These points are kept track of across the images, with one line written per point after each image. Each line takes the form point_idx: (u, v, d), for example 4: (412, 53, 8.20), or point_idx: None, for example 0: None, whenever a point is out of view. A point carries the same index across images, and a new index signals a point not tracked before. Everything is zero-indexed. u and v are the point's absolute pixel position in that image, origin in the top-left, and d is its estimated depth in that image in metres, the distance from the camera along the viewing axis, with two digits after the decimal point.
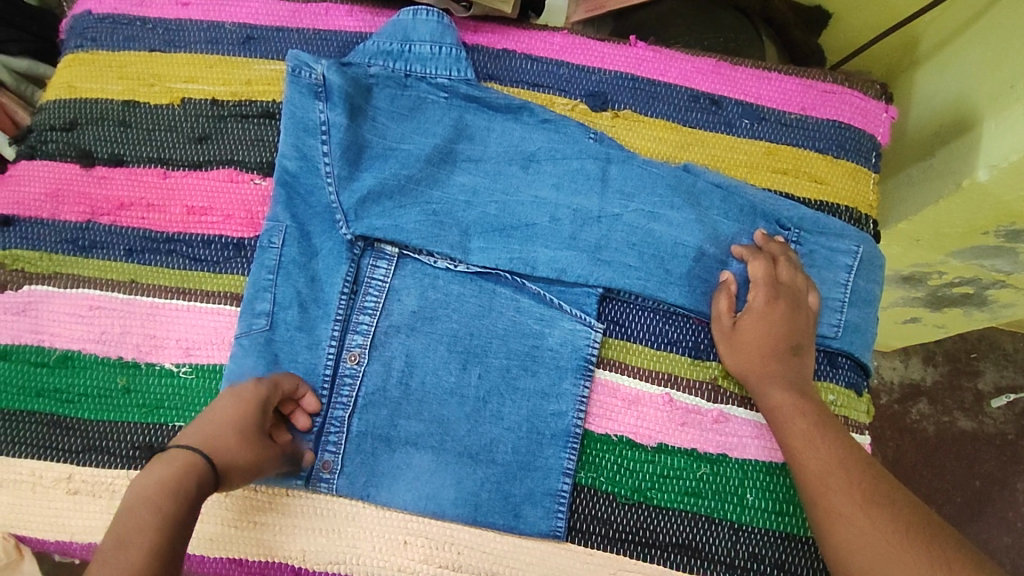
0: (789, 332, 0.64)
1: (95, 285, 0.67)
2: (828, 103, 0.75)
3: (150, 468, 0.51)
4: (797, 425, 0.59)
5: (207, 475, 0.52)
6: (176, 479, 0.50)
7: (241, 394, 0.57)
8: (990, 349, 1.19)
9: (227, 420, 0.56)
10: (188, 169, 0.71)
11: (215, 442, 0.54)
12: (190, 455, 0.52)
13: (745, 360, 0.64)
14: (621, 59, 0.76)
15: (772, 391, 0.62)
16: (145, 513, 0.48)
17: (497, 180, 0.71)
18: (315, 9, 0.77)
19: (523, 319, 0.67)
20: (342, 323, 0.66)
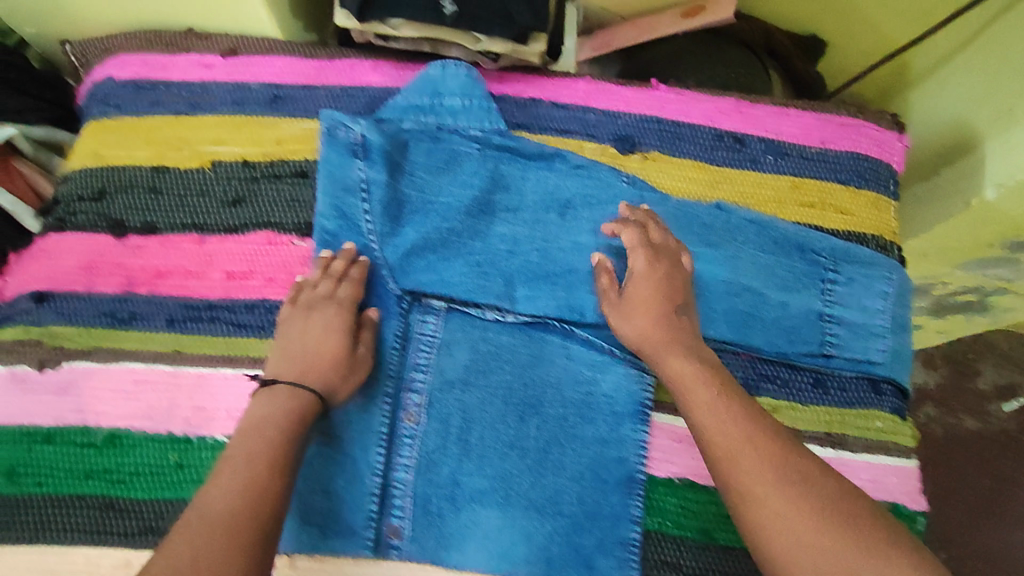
0: (671, 295, 0.64)
1: (138, 358, 0.66)
2: (845, 135, 0.78)
3: (260, 399, 0.58)
4: (711, 405, 0.55)
5: (305, 398, 0.59)
6: (283, 408, 0.57)
7: (326, 315, 0.64)
8: (987, 350, 1.20)
9: (317, 346, 0.62)
10: (225, 233, 0.70)
11: (309, 370, 0.61)
12: (292, 385, 0.60)
13: (641, 329, 0.63)
14: (645, 102, 0.78)
15: (672, 359, 0.60)
16: (263, 434, 0.55)
17: (537, 228, 0.71)
18: (340, 65, 0.77)
19: (576, 366, 0.68)
20: (394, 382, 0.66)
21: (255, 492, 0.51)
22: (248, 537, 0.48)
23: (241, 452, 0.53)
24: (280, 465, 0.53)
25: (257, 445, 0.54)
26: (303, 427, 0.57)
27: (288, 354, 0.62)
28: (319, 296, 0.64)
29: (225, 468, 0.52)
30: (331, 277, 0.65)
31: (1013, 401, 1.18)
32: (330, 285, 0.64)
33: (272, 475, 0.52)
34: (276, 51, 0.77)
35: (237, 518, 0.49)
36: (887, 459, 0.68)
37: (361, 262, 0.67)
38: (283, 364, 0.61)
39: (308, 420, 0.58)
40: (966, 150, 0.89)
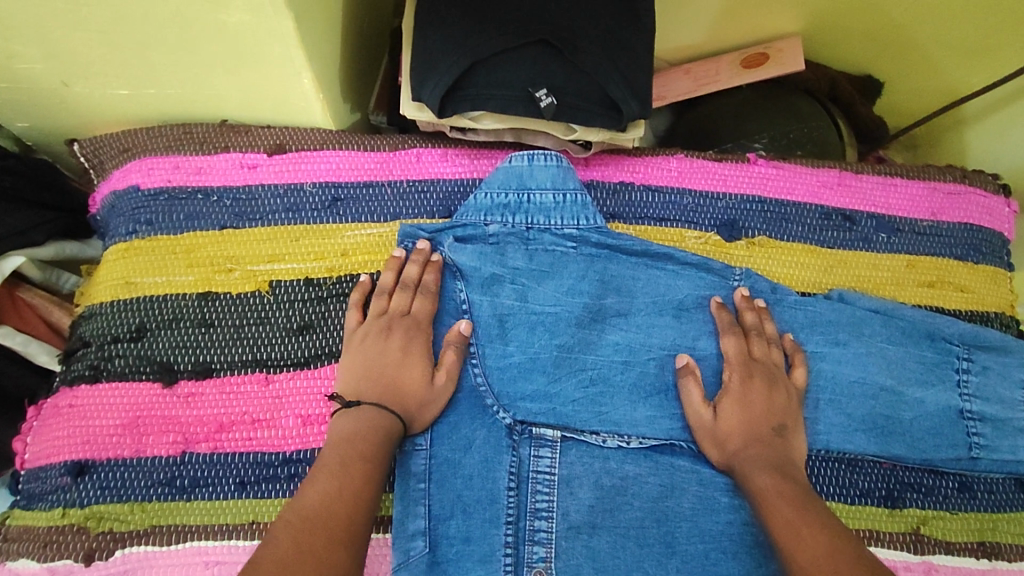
0: (770, 415, 0.59)
1: (208, 533, 0.55)
2: (956, 205, 0.72)
3: (345, 415, 0.55)
4: (784, 510, 0.50)
5: (389, 420, 0.55)
6: (370, 424, 0.54)
7: (407, 334, 0.60)
8: None
9: (397, 366, 0.58)
10: (294, 369, 0.60)
11: (390, 391, 0.57)
12: (376, 405, 0.56)
13: (731, 449, 0.58)
14: (744, 180, 0.71)
15: (755, 477, 0.55)
16: (354, 446, 0.52)
17: (652, 334, 0.64)
18: (405, 157, 0.68)
19: (710, 493, 0.60)
20: (513, 528, 0.58)
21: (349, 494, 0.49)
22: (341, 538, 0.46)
23: (334, 458, 0.51)
24: (370, 475, 0.51)
25: (350, 455, 0.52)
26: (390, 440, 0.55)
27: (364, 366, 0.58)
28: (394, 312, 0.60)
29: (319, 471, 0.50)
30: (405, 288, 0.61)
31: None
32: (406, 299, 0.61)
33: (366, 479, 0.51)
34: (330, 144, 0.67)
35: (334, 517, 0.47)
36: None
37: (433, 263, 0.63)
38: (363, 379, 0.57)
39: (393, 436, 0.55)
40: None
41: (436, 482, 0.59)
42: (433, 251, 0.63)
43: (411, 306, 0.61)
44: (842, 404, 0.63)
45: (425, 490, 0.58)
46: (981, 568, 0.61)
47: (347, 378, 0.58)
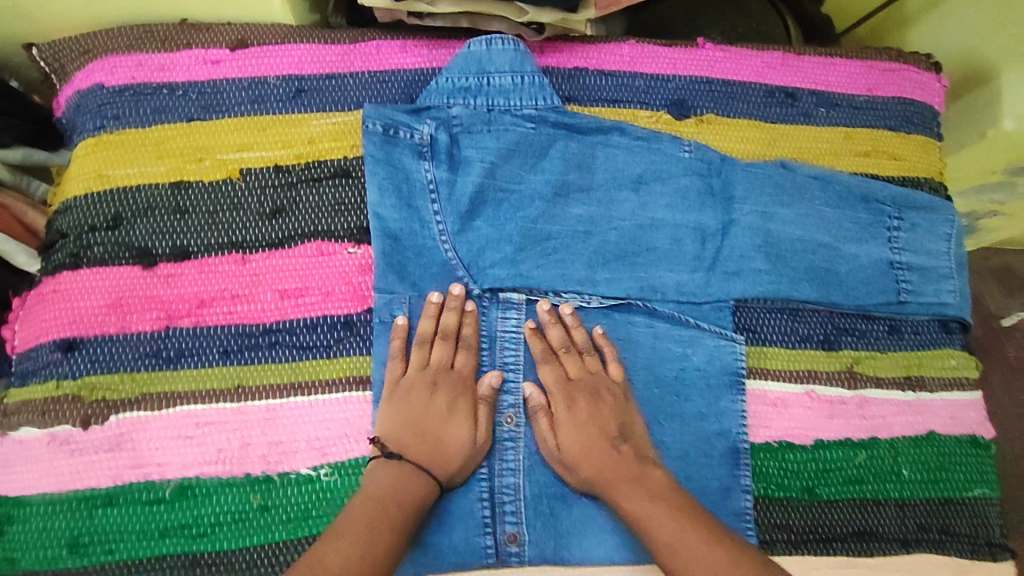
0: (593, 403, 0.61)
1: (197, 398, 0.59)
2: (891, 80, 0.77)
3: (385, 473, 0.56)
4: (642, 501, 0.56)
5: (427, 484, 0.56)
6: (409, 484, 0.56)
7: (452, 393, 0.61)
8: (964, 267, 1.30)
9: (441, 424, 0.59)
10: (269, 249, 0.64)
11: (432, 452, 0.58)
12: (418, 466, 0.57)
13: (567, 457, 0.59)
14: (692, 63, 0.74)
15: (625, 493, 0.57)
16: (387, 514, 0.53)
17: (611, 208, 0.68)
18: (364, 49, 0.70)
19: (665, 344, 0.66)
20: (488, 507, 0.59)
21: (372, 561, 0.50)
22: None
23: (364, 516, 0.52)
24: (394, 552, 0.51)
25: (386, 514, 0.53)
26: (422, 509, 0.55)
27: (406, 417, 0.59)
28: (438, 365, 0.61)
29: (345, 531, 0.51)
30: (445, 339, 0.62)
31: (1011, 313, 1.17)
32: (448, 352, 0.61)
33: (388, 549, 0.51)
34: (291, 39, 0.69)
35: None
36: (960, 395, 0.69)
37: (470, 314, 0.63)
38: (402, 430, 0.58)
39: (426, 502, 0.56)
40: (981, 82, 0.93)
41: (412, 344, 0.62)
42: (398, 123, 0.65)
43: (455, 360, 0.62)
44: (787, 263, 0.67)
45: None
46: (906, 399, 0.68)
47: (385, 424, 0.59)
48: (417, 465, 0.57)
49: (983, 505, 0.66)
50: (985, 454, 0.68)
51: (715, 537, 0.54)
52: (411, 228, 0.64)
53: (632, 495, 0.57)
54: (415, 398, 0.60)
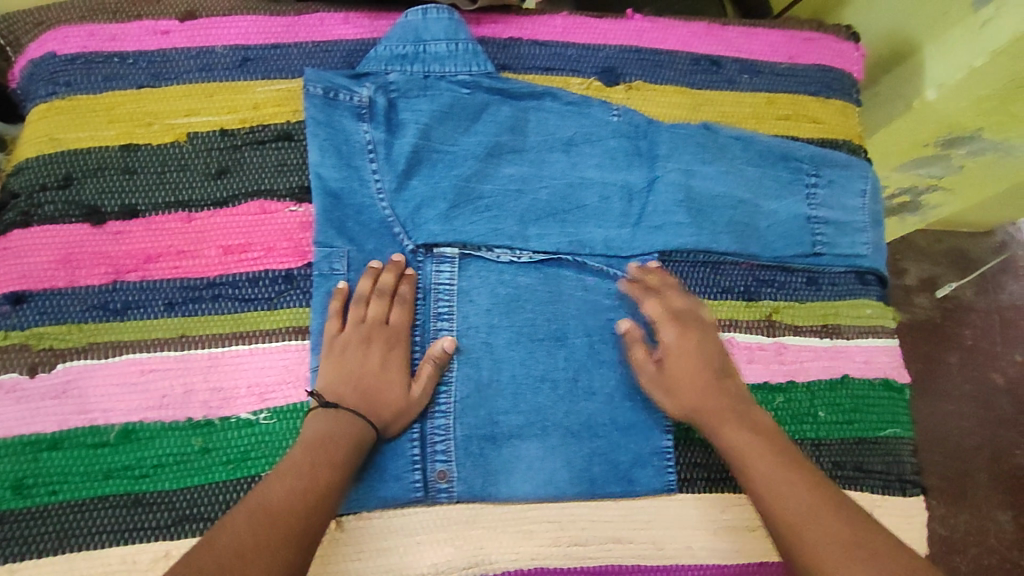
0: (706, 353, 0.65)
1: (142, 347, 0.62)
2: (811, 49, 0.81)
3: (323, 420, 0.59)
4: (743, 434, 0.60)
5: (363, 428, 0.59)
6: (346, 427, 0.59)
7: (387, 350, 0.63)
8: (910, 249, 1.40)
9: (376, 376, 0.62)
10: (214, 207, 0.67)
11: (367, 401, 0.61)
12: (354, 413, 0.60)
13: (665, 376, 0.64)
14: (622, 33, 0.78)
15: (727, 430, 0.61)
16: (327, 452, 0.57)
17: (543, 168, 0.72)
18: (308, 21, 0.73)
19: (593, 296, 0.69)
20: (419, 447, 0.62)
21: (312, 497, 0.54)
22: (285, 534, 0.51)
23: (306, 458, 0.56)
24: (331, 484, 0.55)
25: (326, 454, 0.56)
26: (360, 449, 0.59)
27: (342, 370, 0.62)
28: (373, 321, 0.64)
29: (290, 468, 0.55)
30: (381, 296, 0.65)
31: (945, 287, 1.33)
32: (383, 308, 0.64)
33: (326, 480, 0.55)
34: (238, 11, 0.72)
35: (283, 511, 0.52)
36: (876, 341, 0.73)
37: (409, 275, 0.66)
38: (338, 382, 0.61)
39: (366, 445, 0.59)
40: (907, 57, 0.98)
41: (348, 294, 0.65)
42: (338, 87, 0.68)
43: (389, 316, 0.65)
44: (709, 218, 0.71)
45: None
46: (822, 345, 0.72)
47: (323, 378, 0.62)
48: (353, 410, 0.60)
49: (894, 443, 0.70)
50: (899, 397, 0.72)
51: (813, 482, 0.56)
52: (351, 185, 0.68)
53: (737, 435, 0.60)
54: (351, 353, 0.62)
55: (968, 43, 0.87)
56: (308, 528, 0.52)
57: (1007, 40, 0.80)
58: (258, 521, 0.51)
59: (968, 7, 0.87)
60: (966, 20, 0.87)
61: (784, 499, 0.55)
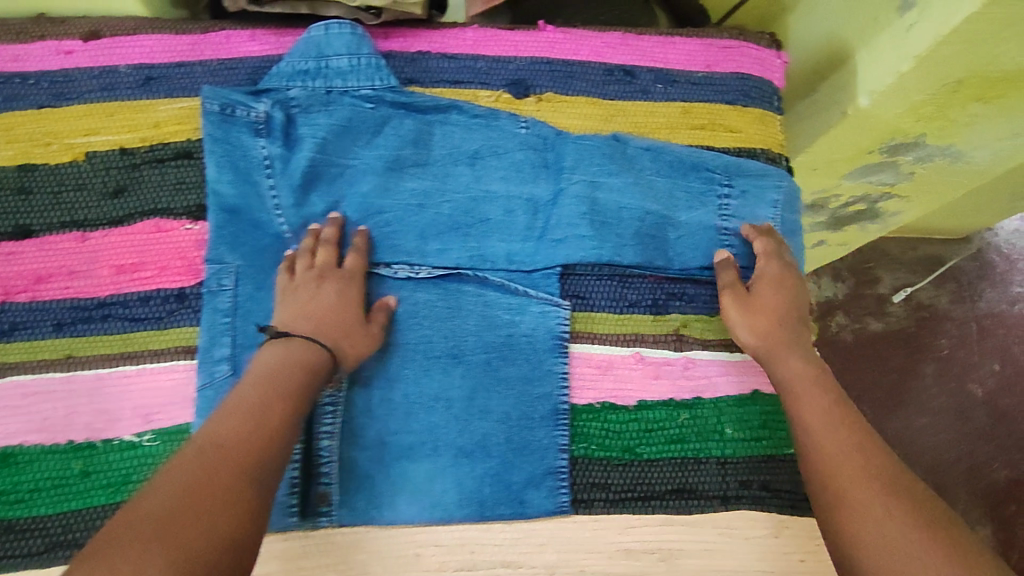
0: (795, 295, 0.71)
1: (28, 369, 0.63)
2: (729, 57, 0.80)
3: (273, 351, 0.61)
4: (793, 362, 0.66)
5: (313, 358, 0.61)
6: (295, 358, 0.60)
7: (340, 288, 0.65)
8: (882, 256, 1.54)
9: (330, 310, 0.64)
10: (109, 226, 0.67)
11: (321, 329, 0.63)
12: (307, 344, 0.62)
13: (767, 302, 0.69)
14: (533, 44, 0.77)
15: (784, 363, 0.66)
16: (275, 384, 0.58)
17: (447, 182, 0.71)
18: (215, 38, 0.73)
19: (493, 312, 0.68)
20: (301, 471, 0.61)
21: (259, 430, 0.55)
22: (238, 464, 0.52)
23: (256, 392, 0.57)
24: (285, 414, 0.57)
25: (271, 388, 0.58)
26: (314, 379, 0.60)
27: (294, 305, 0.64)
28: (323, 264, 0.65)
29: (236, 408, 0.56)
30: (326, 244, 0.66)
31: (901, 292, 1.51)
32: (332, 253, 0.66)
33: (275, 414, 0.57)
34: (143, 29, 0.72)
35: (235, 448, 0.53)
36: None
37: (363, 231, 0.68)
38: (292, 317, 0.63)
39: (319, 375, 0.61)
40: (843, 62, 0.97)
41: (240, 314, 0.65)
42: (236, 104, 0.67)
43: (343, 261, 0.66)
44: (615, 230, 0.70)
45: (229, 323, 0.65)
46: (732, 359, 0.71)
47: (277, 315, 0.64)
48: (304, 340, 0.62)
49: None
50: None
51: (831, 417, 0.61)
52: (249, 202, 0.67)
53: (792, 365, 0.66)
54: (305, 290, 0.64)
55: (896, 46, 0.85)
56: (259, 459, 0.53)
57: (927, 47, 0.79)
58: (205, 459, 0.52)
59: (894, 11, 0.85)
60: (893, 24, 0.85)
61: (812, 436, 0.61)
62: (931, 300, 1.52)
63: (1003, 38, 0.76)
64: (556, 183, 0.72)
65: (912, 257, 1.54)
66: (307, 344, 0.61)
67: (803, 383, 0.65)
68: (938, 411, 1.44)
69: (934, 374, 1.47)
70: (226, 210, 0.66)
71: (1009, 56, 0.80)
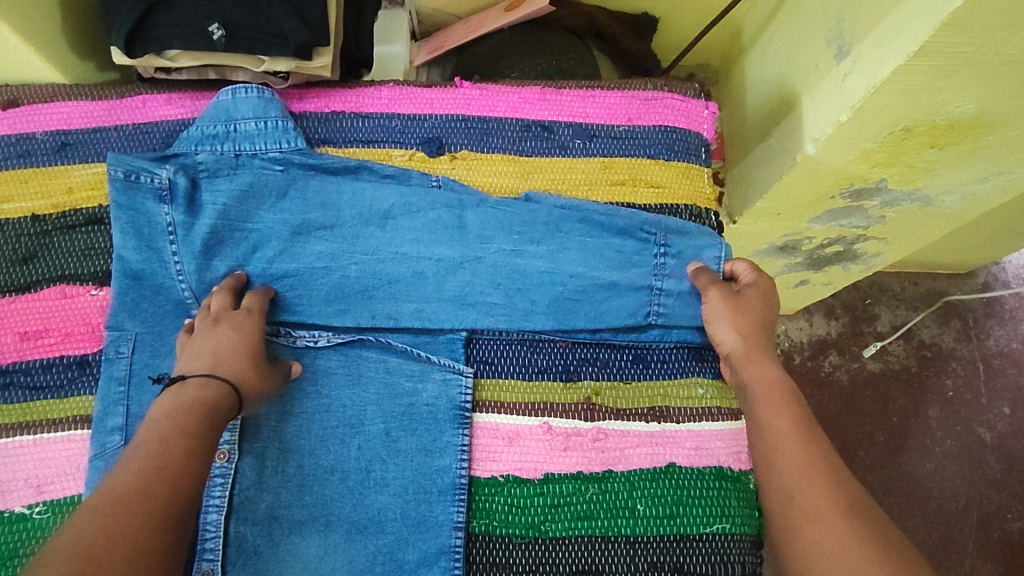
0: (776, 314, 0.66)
1: None
2: (651, 110, 0.78)
3: (167, 394, 0.57)
4: (767, 370, 0.60)
5: (216, 393, 0.58)
6: (192, 397, 0.57)
7: (236, 324, 0.63)
8: (881, 292, 1.41)
9: (228, 349, 0.61)
10: (16, 293, 0.68)
11: (221, 365, 0.60)
12: (202, 382, 0.58)
13: (749, 307, 0.65)
14: (449, 102, 0.77)
15: (756, 367, 0.61)
16: (177, 421, 0.55)
17: (355, 244, 0.70)
18: (131, 103, 0.75)
19: (395, 378, 0.66)
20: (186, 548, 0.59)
21: (163, 478, 0.51)
22: (147, 510, 0.49)
23: (154, 437, 0.54)
24: (194, 452, 0.54)
25: (170, 431, 0.54)
26: (219, 416, 0.57)
27: (192, 350, 0.61)
28: (220, 310, 0.64)
29: (136, 452, 0.53)
30: (224, 291, 0.65)
31: (870, 345, 1.37)
32: (227, 298, 0.65)
33: (179, 455, 0.53)
34: (60, 97, 0.74)
35: (140, 492, 0.50)
36: (710, 425, 0.68)
37: (264, 292, 0.67)
38: (190, 359, 0.60)
39: (225, 411, 0.58)
40: (789, 106, 0.95)
41: (135, 384, 0.64)
42: (143, 170, 0.68)
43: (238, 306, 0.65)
44: (534, 297, 0.69)
45: (125, 392, 0.64)
46: (648, 431, 0.67)
47: (178, 363, 0.61)
48: (203, 375, 0.58)
49: (722, 542, 0.64)
50: (736, 487, 0.67)
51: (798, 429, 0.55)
52: (152, 267, 0.67)
53: (764, 373, 0.60)
54: (206, 334, 0.62)
55: (834, 96, 0.82)
56: (166, 510, 0.50)
57: (861, 97, 0.76)
58: (103, 513, 0.48)
59: (833, 59, 0.84)
60: (831, 72, 0.84)
61: (772, 462, 0.53)
62: (934, 338, 1.39)
63: (938, 89, 0.72)
64: (464, 244, 0.70)
65: (912, 293, 1.41)
66: (206, 377, 0.58)
67: (767, 393, 0.58)
68: (943, 457, 1.32)
69: (939, 418, 1.34)
70: (127, 274, 0.66)
71: (952, 105, 0.76)
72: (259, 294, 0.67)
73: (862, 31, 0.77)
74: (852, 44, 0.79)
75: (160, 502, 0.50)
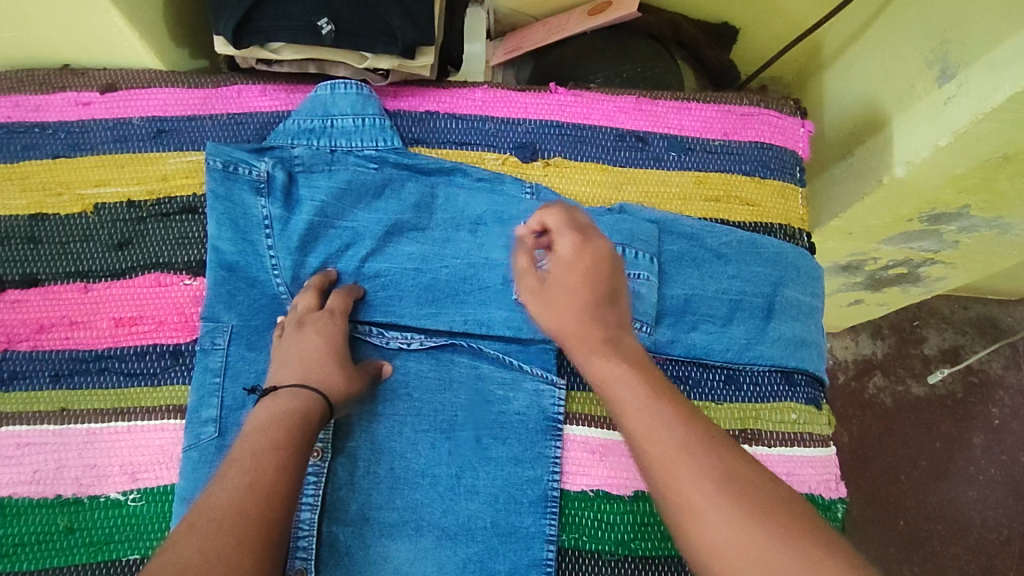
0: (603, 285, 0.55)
1: (22, 420, 0.64)
2: (748, 125, 0.77)
3: (260, 408, 0.57)
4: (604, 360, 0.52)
5: (306, 403, 0.57)
6: (284, 409, 0.56)
7: (319, 328, 0.62)
8: (930, 315, 1.37)
9: (319, 356, 0.60)
10: (110, 278, 0.68)
11: (312, 373, 0.59)
12: (292, 392, 0.58)
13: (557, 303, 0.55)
14: (544, 107, 0.76)
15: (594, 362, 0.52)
16: (270, 434, 0.54)
17: (447, 247, 0.70)
18: (227, 93, 0.74)
19: (486, 385, 0.66)
20: None
21: (258, 493, 0.50)
22: (248, 525, 0.48)
23: (247, 453, 0.53)
24: (288, 468, 0.53)
25: (264, 444, 0.53)
26: (310, 430, 0.56)
27: (282, 357, 0.61)
28: (303, 311, 0.64)
29: (232, 467, 0.52)
30: (309, 291, 0.65)
31: (936, 371, 1.33)
32: (310, 298, 0.64)
33: (274, 468, 0.52)
34: (157, 83, 0.74)
35: (238, 511, 0.48)
36: (799, 450, 0.68)
37: (352, 291, 0.66)
38: (282, 367, 0.60)
39: (315, 423, 0.57)
40: (876, 127, 0.92)
41: (230, 376, 0.64)
42: (240, 162, 0.68)
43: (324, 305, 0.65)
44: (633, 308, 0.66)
45: (219, 384, 0.64)
46: None
47: (271, 371, 0.61)
48: (295, 385, 0.58)
49: None
50: (825, 514, 0.68)
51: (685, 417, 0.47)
52: (246, 260, 0.67)
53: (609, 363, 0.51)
54: (298, 339, 0.61)
55: (933, 119, 0.80)
56: (265, 527, 0.48)
57: (966, 121, 0.73)
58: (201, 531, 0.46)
59: (934, 82, 0.82)
60: (930, 95, 0.82)
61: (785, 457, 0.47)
62: (981, 364, 1.35)
63: None
64: None
65: (960, 317, 1.38)
66: (297, 388, 0.58)
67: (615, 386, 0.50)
68: (985, 485, 1.28)
69: (983, 445, 1.30)
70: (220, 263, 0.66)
71: None
72: (350, 292, 0.66)
73: (971, 54, 0.75)
74: (957, 67, 0.77)
75: (257, 521, 0.49)
